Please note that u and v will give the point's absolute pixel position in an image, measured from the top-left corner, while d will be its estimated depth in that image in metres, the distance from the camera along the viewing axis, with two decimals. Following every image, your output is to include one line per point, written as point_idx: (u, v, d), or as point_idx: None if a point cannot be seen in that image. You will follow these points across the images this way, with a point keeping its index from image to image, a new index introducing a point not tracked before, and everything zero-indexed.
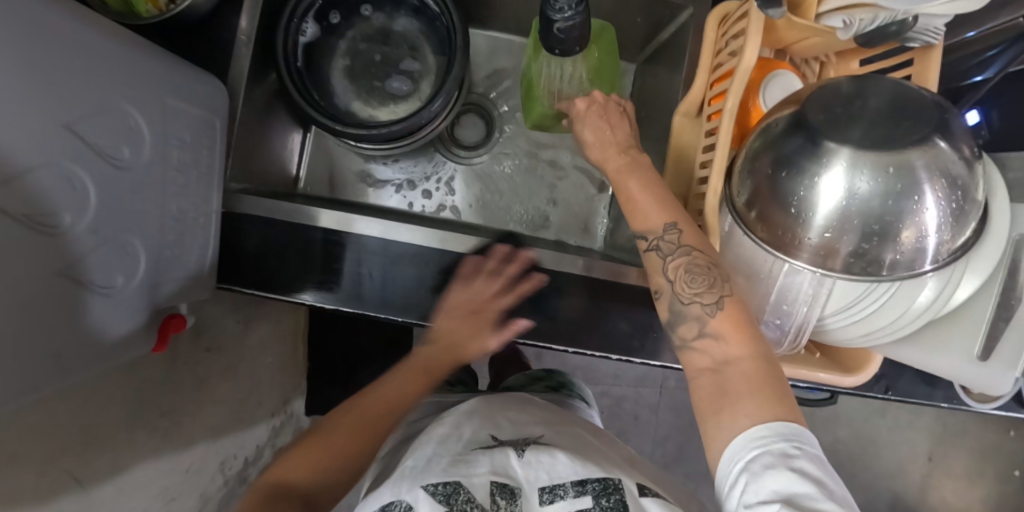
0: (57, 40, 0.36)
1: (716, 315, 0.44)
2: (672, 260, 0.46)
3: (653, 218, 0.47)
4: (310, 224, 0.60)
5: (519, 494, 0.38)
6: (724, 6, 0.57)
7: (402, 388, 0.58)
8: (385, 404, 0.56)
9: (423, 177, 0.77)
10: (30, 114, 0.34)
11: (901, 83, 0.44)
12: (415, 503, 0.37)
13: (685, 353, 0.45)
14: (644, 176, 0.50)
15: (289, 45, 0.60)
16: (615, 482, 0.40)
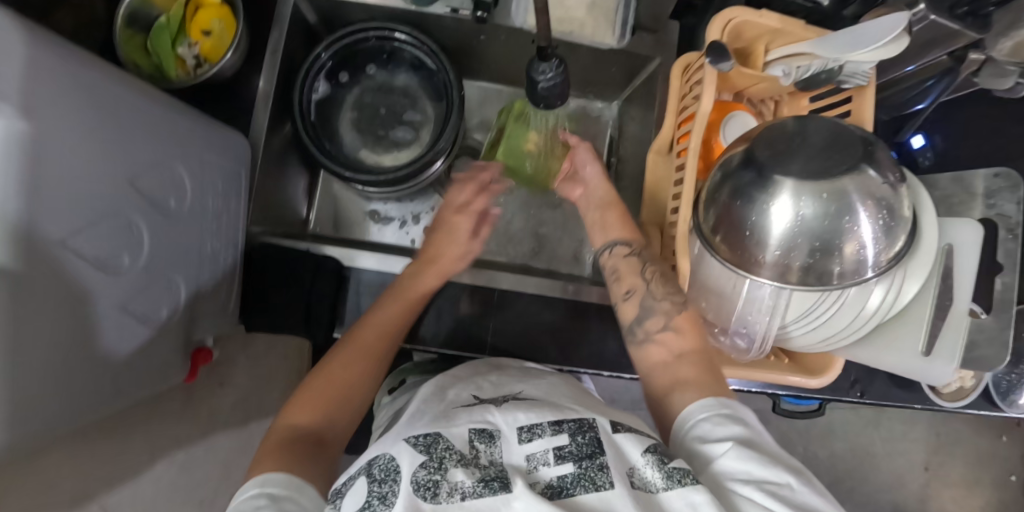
0: (120, 112, 0.44)
1: (678, 314, 0.55)
2: (649, 267, 0.59)
3: (625, 233, 0.62)
4: (320, 256, 0.66)
5: (497, 436, 0.42)
6: (686, 58, 0.66)
7: (409, 305, 0.62)
8: (386, 332, 0.59)
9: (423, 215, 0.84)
10: (97, 174, 0.41)
11: (837, 122, 0.52)
12: (398, 455, 0.41)
13: (646, 345, 0.54)
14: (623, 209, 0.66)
15: (304, 102, 0.68)
16: (590, 423, 0.44)
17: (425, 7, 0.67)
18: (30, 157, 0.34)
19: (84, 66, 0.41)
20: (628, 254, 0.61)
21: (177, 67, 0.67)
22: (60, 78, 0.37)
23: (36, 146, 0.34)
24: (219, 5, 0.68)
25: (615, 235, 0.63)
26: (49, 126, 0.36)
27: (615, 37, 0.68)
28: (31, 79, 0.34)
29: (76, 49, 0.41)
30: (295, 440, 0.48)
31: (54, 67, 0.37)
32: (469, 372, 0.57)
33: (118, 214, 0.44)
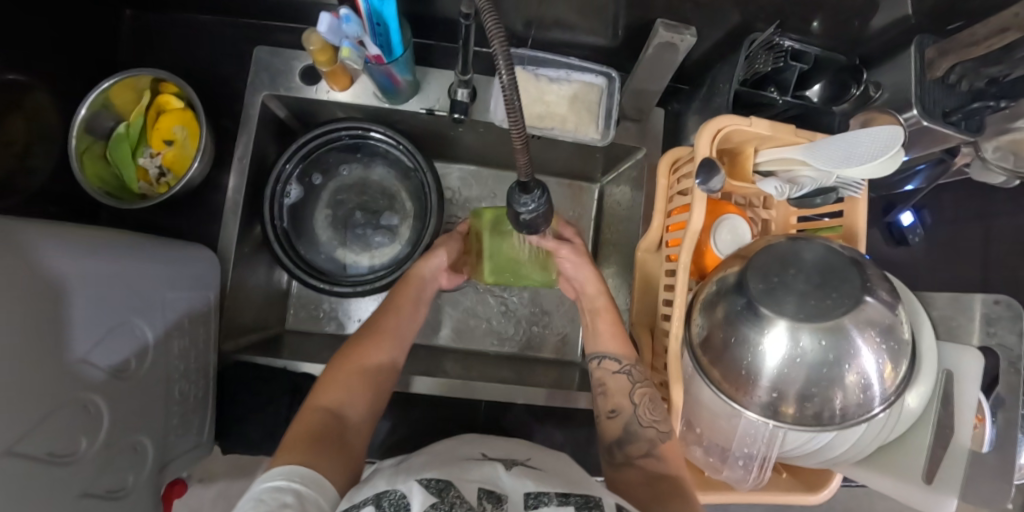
0: (71, 284, 0.40)
1: (666, 440, 0.56)
2: (639, 387, 0.60)
3: (617, 347, 0.64)
4: (301, 372, 0.65)
5: (506, 499, 0.41)
6: (674, 152, 0.64)
7: (413, 291, 0.65)
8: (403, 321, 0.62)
9: None
10: (44, 368, 0.38)
11: (830, 245, 0.50)
12: (409, 493, 0.40)
13: (629, 468, 0.55)
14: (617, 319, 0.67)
15: (276, 209, 0.66)
16: (596, 500, 0.43)
17: (399, 105, 0.66)
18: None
19: (30, 244, 0.38)
20: (616, 369, 0.63)
21: (140, 179, 0.63)
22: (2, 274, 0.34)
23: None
24: (181, 110, 0.63)
25: (606, 347, 0.65)
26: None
27: (598, 129, 0.67)
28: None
29: (17, 226, 0.38)
30: (320, 427, 0.48)
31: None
32: (472, 438, 0.56)
33: (72, 396, 0.40)
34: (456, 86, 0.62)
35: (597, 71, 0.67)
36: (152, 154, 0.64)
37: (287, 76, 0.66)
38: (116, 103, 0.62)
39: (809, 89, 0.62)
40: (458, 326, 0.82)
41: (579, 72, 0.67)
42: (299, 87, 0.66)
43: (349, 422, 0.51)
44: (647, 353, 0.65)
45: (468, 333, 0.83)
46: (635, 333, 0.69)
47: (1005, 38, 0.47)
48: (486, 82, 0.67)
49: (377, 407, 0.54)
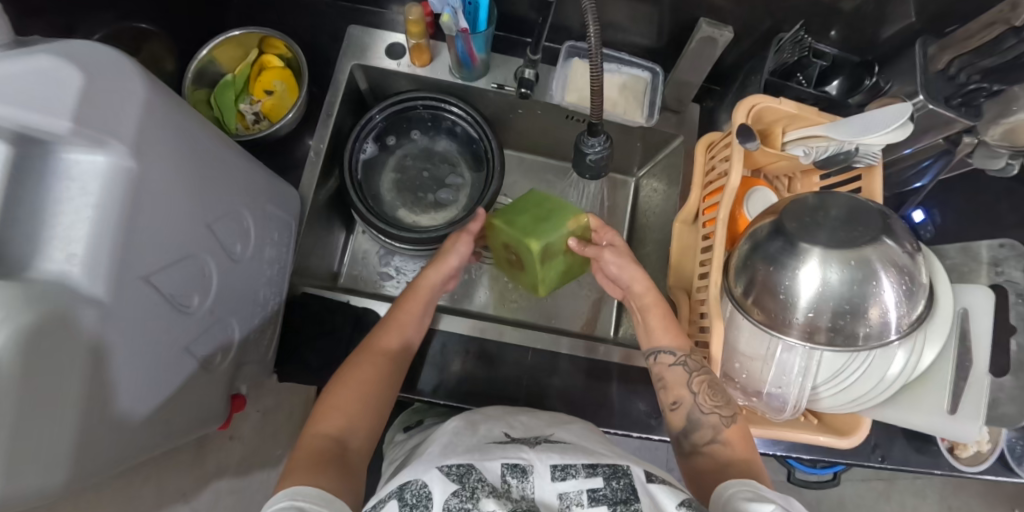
0: (207, 160, 0.48)
1: (729, 425, 0.57)
2: (697, 376, 0.59)
3: (673, 340, 0.62)
4: (363, 307, 0.70)
5: (530, 471, 0.46)
6: (710, 136, 0.73)
7: (417, 304, 0.65)
8: (399, 337, 0.63)
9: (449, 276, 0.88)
10: (182, 219, 0.45)
11: (854, 197, 0.57)
12: (430, 482, 0.44)
13: (698, 456, 0.57)
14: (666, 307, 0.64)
15: (354, 160, 0.74)
16: (624, 469, 0.48)
17: (471, 82, 0.75)
18: (129, 193, 0.38)
19: (187, 117, 0.45)
20: (673, 362, 0.61)
21: (237, 121, 0.72)
22: (166, 128, 0.42)
23: (133, 188, 0.39)
24: (281, 68, 0.73)
25: (661, 340, 0.63)
26: (153, 168, 0.40)
27: (645, 115, 0.76)
28: (143, 127, 0.39)
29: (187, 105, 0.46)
30: (322, 453, 0.51)
31: (165, 118, 0.42)
32: (499, 413, 0.62)
33: (192, 259, 0.47)
34: (524, 67, 0.71)
35: (644, 65, 0.76)
36: (252, 103, 0.73)
37: (374, 51, 0.75)
38: (222, 56, 0.71)
39: (830, 86, 0.72)
40: (498, 296, 0.88)
41: (628, 66, 0.77)
42: (385, 60, 0.75)
43: (351, 446, 0.53)
44: (684, 311, 0.69)
45: (507, 305, 0.88)
46: (674, 295, 0.73)
47: (992, 31, 0.57)
48: (549, 72, 0.77)
49: (378, 427, 0.57)
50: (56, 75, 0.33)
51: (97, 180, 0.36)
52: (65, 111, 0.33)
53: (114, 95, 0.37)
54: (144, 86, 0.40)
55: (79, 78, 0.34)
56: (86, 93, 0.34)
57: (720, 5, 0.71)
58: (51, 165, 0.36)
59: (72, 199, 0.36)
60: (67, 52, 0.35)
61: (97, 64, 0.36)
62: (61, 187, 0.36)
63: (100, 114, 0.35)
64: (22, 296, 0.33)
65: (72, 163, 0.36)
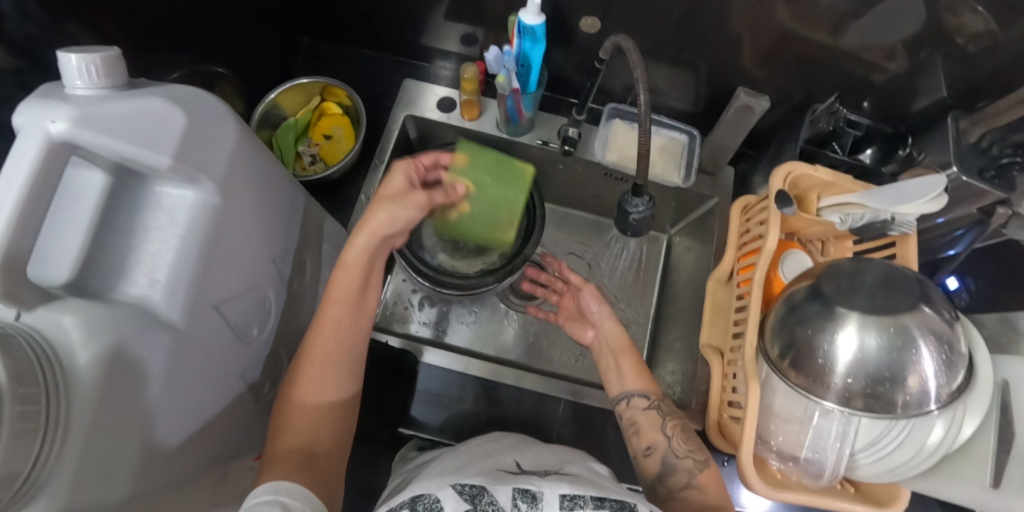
0: (277, 198, 0.52)
1: (703, 470, 0.60)
2: (669, 420, 0.64)
3: (642, 384, 0.66)
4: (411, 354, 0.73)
5: (540, 497, 0.44)
6: (746, 199, 0.76)
7: (350, 282, 0.57)
8: (338, 331, 0.56)
9: (485, 323, 0.90)
10: (250, 252, 0.48)
11: (890, 264, 0.58)
12: (443, 499, 0.43)
13: (673, 501, 0.59)
14: (630, 354, 0.69)
15: (402, 207, 0.78)
16: (631, 506, 0.46)
17: (517, 137, 0.80)
18: (212, 225, 0.42)
19: (266, 157, 0.50)
20: (646, 406, 0.65)
21: (295, 162, 0.77)
22: (250, 166, 0.46)
23: (217, 221, 0.42)
24: (339, 115, 0.78)
25: (632, 385, 0.66)
26: (235, 204, 0.44)
27: (681, 176, 0.80)
28: (233, 166, 0.43)
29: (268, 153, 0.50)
30: (298, 462, 0.49)
31: (250, 160, 0.46)
32: (517, 444, 0.61)
33: (254, 289, 0.50)
34: (569, 126, 0.77)
35: (682, 129, 0.81)
36: (310, 145, 0.78)
37: (426, 103, 0.82)
38: (287, 102, 0.77)
39: (863, 153, 0.75)
40: (531, 344, 0.89)
41: (666, 129, 0.81)
42: (435, 112, 0.81)
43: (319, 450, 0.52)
44: (717, 371, 0.70)
45: (537, 355, 0.89)
46: (705, 353, 0.73)
47: (1017, 111, 0.60)
48: (591, 131, 0.82)
49: (342, 415, 0.56)
50: (163, 116, 0.38)
51: (186, 212, 0.40)
52: (165, 148, 0.37)
53: (210, 135, 0.41)
54: (235, 128, 0.44)
55: (183, 120, 0.38)
56: (185, 133, 0.38)
57: (754, 72, 0.76)
58: (146, 195, 0.40)
59: (161, 227, 0.40)
60: (174, 96, 0.39)
61: (197, 107, 0.40)
62: (153, 217, 0.40)
63: (197, 154, 0.39)
64: (110, 315, 0.37)
65: (166, 196, 0.40)
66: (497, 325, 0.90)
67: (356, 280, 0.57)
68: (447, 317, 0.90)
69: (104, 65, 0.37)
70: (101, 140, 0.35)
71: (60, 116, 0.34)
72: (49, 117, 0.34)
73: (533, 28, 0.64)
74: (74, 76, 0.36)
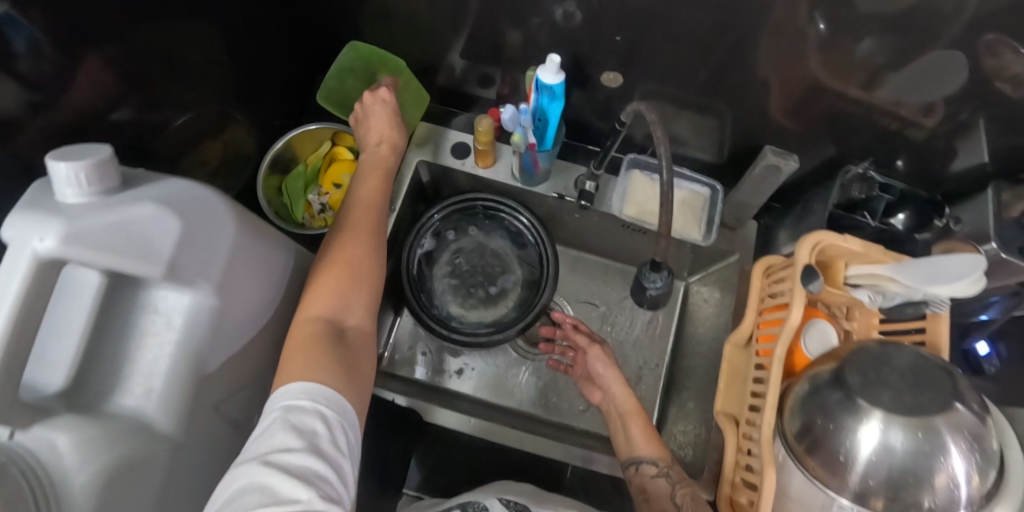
0: (278, 278, 0.50)
1: None
2: (679, 489, 0.60)
3: (653, 450, 0.64)
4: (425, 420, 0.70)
5: None
6: (769, 259, 0.72)
7: (374, 180, 0.63)
8: (367, 209, 0.60)
9: (494, 369, 0.88)
10: (249, 341, 0.46)
11: (920, 353, 0.56)
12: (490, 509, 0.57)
13: None
14: (642, 418, 0.68)
15: (412, 257, 0.77)
16: None
17: (531, 187, 0.78)
18: (209, 326, 0.40)
19: (265, 238, 0.48)
20: (655, 473, 0.63)
21: (304, 210, 0.75)
22: (250, 256, 0.44)
23: (214, 321, 0.40)
24: (349, 161, 0.76)
25: (643, 450, 0.65)
26: (233, 299, 0.42)
27: (702, 231, 0.77)
28: (231, 262, 0.42)
29: (268, 233, 0.49)
30: (324, 336, 0.48)
31: (249, 249, 0.45)
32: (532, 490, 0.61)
33: (252, 371, 0.49)
34: (586, 179, 0.75)
35: (704, 182, 0.78)
36: (319, 192, 0.77)
37: (440, 148, 0.79)
38: (299, 145, 0.76)
39: (895, 217, 0.71)
40: (541, 392, 0.87)
41: (688, 182, 0.79)
42: (449, 159, 0.79)
43: (348, 325, 0.51)
44: (731, 441, 0.68)
45: (547, 404, 0.87)
46: (719, 421, 0.71)
47: None
48: (609, 181, 0.79)
49: (374, 296, 0.54)
50: (156, 223, 0.36)
51: (181, 317, 0.39)
52: (158, 259, 0.35)
53: (206, 236, 0.39)
54: (234, 221, 0.42)
55: (176, 226, 0.37)
56: (180, 241, 0.37)
57: (781, 129, 0.73)
58: (140, 298, 0.38)
59: (156, 333, 0.38)
60: (167, 198, 0.38)
61: (191, 208, 0.39)
62: (147, 322, 0.38)
63: (191, 257, 0.38)
64: (103, 432, 0.35)
65: (161, 301, 0.38)
66: (507, 371, 0.88)
67: (377, 180, 0.64)
68: (455, 362, 0.88)
69: (96, 172, 0.35)
70: (91, 257, 0.33)
71: (49, 234, 0.32)
72: (38, 235, 0.32)
73: (551, 86, 0.61)
74: (64, 184, 0.34)
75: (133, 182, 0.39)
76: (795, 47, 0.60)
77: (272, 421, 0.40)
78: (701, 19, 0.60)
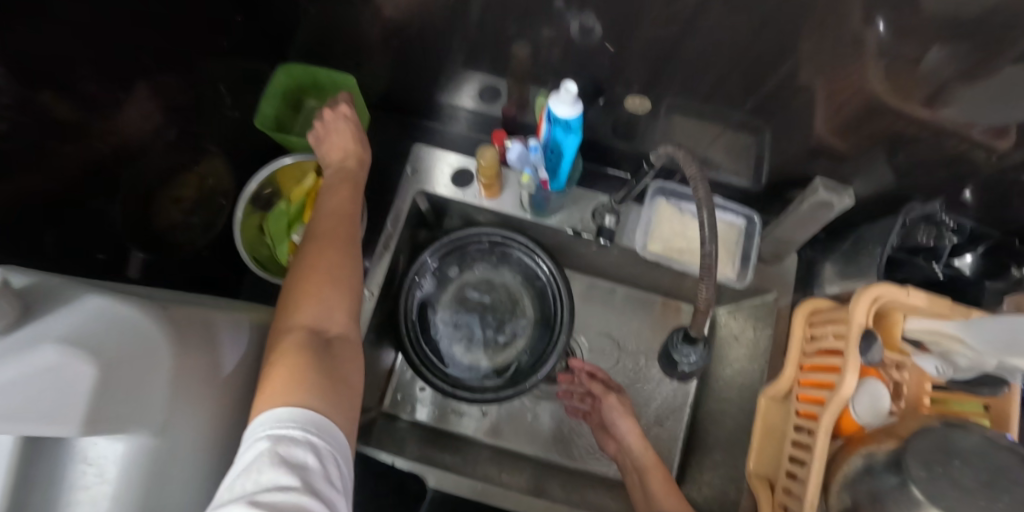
0: (241, 374, 0.44)
1: None
2: None
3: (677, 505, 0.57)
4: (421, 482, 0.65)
5: None
6: (812, 303, 0.64)
7: (342, 198, 0.57)
8: (337, 223, 0.54)
9: (501, 410, 0.79)
10: (216, 462, 0.40)
11: (996, 442, 0.48)
12: None
13: None
14: (663, 477, 0.61)
15: (410, 300, 0.69)
16: None
17: (544, 219, 0.69)
18: (156, 472, 0.33)
19: (215, 339, 0.42)
20: None
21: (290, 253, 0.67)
22: (197, 370, 0.38)
23: (161, 463, 0.34)
24: None
25: (666, 507, 0.58)
26: (183, 429, 0.36)
27: (735, 270, 0.67)
28: (176, 390, 0.35)
29: (210, 326, 0.42)
30: (306, 345, 0.43)
31: (196, 357, 0.38)
32: None
33: None
34: (605, 212, 0.65)
35: (740, 212, 0.68)
36: None
37: (438, 175, 0.70)
38: (281, 179, 0.68)
39: (960, 259, 0.62)
40: (558, 432, 0.78)
41: (721, 211, 0.69)
42: (449, 188, 0.70)
43: (332, 334, 0.46)
44: (764, 509, 0.61)
45: (562, 448, 0.78)
46: (751, 483, 0.63)
47: None
48: (631, 210, 0.69)
49: (356, 303, 0.50)
50: (64, 372, 0.29)
51: (116, 465, 0.32)
52: (73, 417, 0.29)
53: (134, 369, 0.32)
54: (171, 336, 0.36)
55: (94, 369, 0.30)
56: (99, 388, 0.30)
57: (834, 157, 0.62)
58: (66, 446, 0.32)
59: (87, 489, 0.32)
60: (79, 331, 0.31)
61: (113, 337, 0.32)
62: (78, 473, 0.32)
63: (116, 400, 0.31)
64: None
65: (90, 447, 0.32)
66: (514, 409, 0.79)
67: (344, 192, 0.58)
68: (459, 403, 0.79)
69: None
70: None
71: None
72: None
73: (567, 120, 0.51)
74: None
75: (37, 313, 0.32)
76: (846, 60, 0.49)
77: (257, 455, 0.34)
78: (736, 27, 0.49)
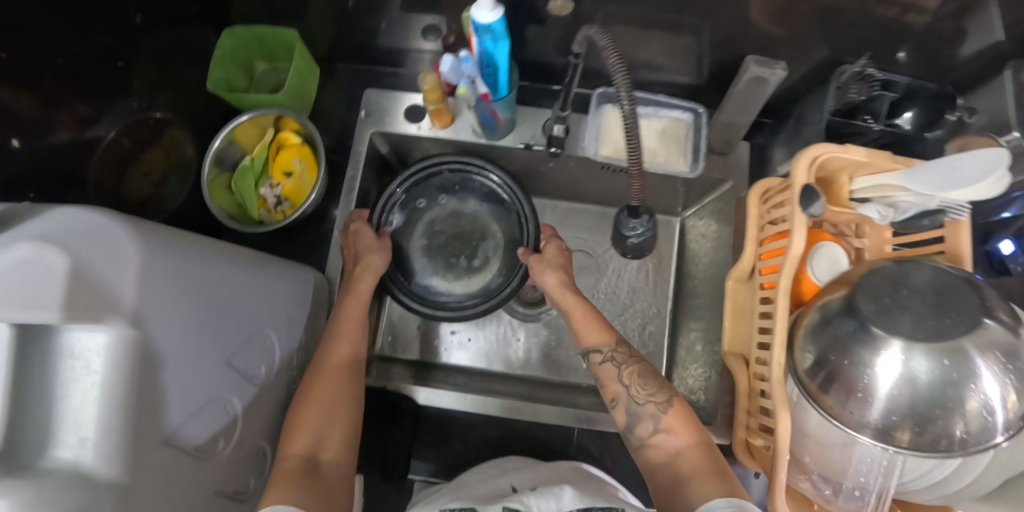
0: (218, 288, 0.47)
1: (668, 411, 0.51)
2: (626, 368, 0.55)
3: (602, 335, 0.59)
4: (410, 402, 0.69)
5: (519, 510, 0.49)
6: (764, 184, 0.65)
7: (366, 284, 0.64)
8: (348, 353, 0.58)
9: (486, 337, 0.82)
10: (194, 362, 0.43)
11: (940, 268, 0.50)
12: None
13: (643, 450, 0.51)
14: (592, 314, 0.62)
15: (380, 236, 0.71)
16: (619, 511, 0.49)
17: (497, 140, 0.72)
18: (136, 360, 0.36)
19: (190, 254, 0.44)
20: (601, 360, 0.57)
21: (259, 205, 0.71)
22: (169, 278, 0.40)
23: (141, 353, 0.36)
24: (299, 145, 0.72)
25: (597, 338, 0.59)
26: (157, 325, 0.38)
27: (688, 162, 0.69)
28: (144, 289, 0.37)
29: (181, 238, 0.44)
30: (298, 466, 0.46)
31: (165, 263, 0.40)
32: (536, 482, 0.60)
33: (216, 393, 0.46)
34: (553, 123, 0.67)
35: (685, 107, 0.70)
36: (272, 184, 0.72)
37: (393, 115, 0.73)
38: (240, 138, 0.70)
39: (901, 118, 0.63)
40: (544, 349, 0.81)
41: (667, 108, 0.71)
42: (404, 125, 0.72)
43: (324, 459, 0.49)
44: (741, 382, 0.63)
45: (550, 365, 0.81)
46: (728, 362, 0.66)
47: None
48: (579, 121, 0.72)
49: (354, 436, 0.53)
50: (40, 262, 0.32)
51: (100, 355, 0.35)
52: (50, 301, 0.31)
53: (107, 265, 0.35)
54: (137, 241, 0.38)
55: (63, 259, 0.32)
56: (72, 276, 0.32)
57: (768, 37, 0.63)
58: (55, 343, 0.34)
59: (78, 381, 0.34)
60: (50, 231, 0.33)
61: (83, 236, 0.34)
62: (67, 367, 0.34)
63: (89, 291, 0.33)
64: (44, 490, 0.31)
65: (78, 343, 0.34)
66: (500, 335, 0.82)
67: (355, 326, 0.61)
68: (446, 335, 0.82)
69: None
70: None
71: None
72: None
73: (490, 26, 0.53)
74: None
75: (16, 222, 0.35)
76: None
77: None
78: None
